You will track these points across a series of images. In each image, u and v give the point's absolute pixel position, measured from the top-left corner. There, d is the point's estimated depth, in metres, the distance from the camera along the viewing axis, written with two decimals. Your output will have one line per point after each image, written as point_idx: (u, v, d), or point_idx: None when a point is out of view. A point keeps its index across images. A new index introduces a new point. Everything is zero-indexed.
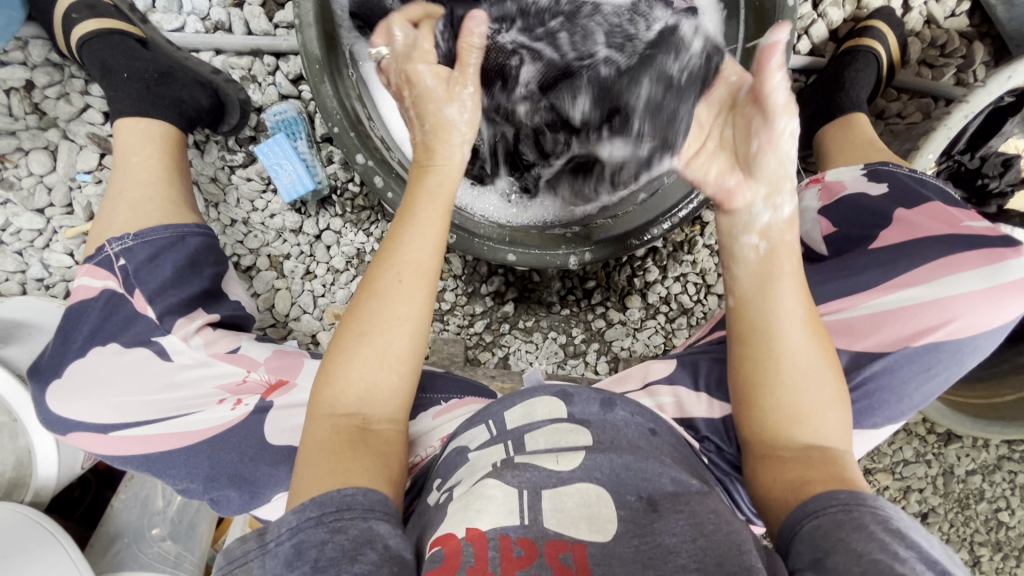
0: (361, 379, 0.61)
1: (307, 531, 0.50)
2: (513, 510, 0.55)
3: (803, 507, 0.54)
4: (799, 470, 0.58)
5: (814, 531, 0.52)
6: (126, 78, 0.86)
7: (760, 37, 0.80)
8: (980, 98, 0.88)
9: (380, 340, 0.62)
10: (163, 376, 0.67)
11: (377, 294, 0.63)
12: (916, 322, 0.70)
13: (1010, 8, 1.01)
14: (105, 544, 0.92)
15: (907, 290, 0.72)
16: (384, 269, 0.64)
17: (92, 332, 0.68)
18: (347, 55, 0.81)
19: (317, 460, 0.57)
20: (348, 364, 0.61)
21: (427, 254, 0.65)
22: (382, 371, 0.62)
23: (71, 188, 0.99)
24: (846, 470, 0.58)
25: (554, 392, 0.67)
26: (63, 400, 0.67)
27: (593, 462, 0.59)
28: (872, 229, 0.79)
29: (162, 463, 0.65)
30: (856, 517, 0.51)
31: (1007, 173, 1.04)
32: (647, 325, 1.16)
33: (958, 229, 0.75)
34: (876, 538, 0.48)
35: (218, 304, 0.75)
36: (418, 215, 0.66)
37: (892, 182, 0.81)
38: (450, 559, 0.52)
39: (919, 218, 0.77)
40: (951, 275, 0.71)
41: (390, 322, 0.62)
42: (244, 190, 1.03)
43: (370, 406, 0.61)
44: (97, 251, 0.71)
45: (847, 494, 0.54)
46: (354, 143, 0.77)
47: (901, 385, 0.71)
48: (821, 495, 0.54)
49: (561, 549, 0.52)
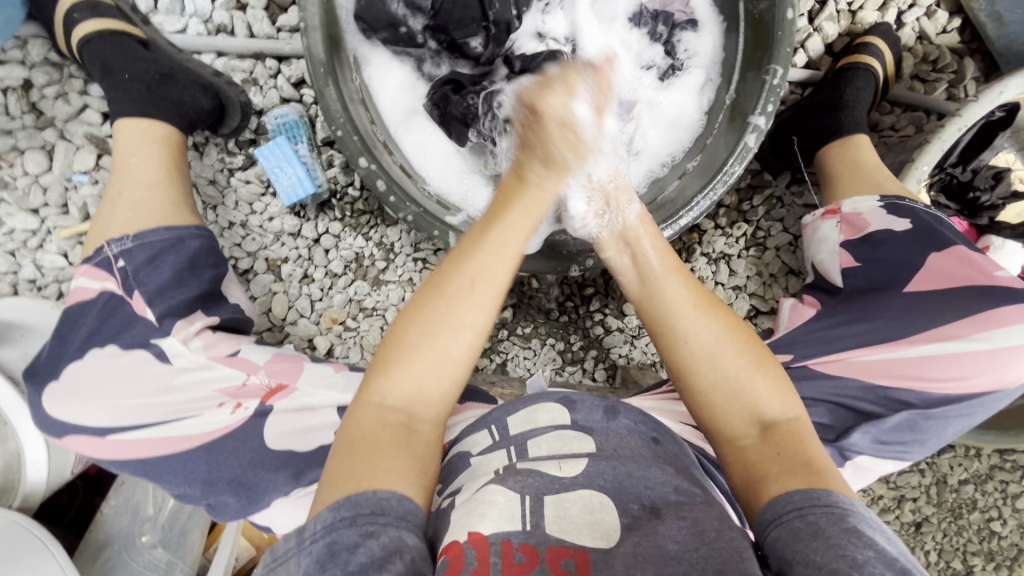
0: (413, 378, 0.61)
1: (342, 531, 0.50)
2: (514, 516, 0.55)
3: (765, 514, 0.54)
4: (759, 455, 0.58)
5: (775, 542, 0.51)
6: (127, 79, 0.86)
7: (759, 50, 0.81)
8: (973, 112, 0.90)
9: (441, 349, 0.61)
10: (161, 379, 0.66)
11: (448, 298, 0.62)
12: (958, 373, 0.68)
13: (999, 25, 1.04)
14: (94, 551, 0.90)
15: (944, 341, 0.70)
16: (459, 272, 0.64)
17: (90, 335, 0.67)
18: (351, 59, 0.82)
19: (351, 453, 0.56)
20: (401, 368, 0.61)
21: (505, 266, 0.65)
22: (437, 375, 0.61)
23: (68, 188, 0.98)
24: (807, 451, 0.57)
25: (556, 399, 0.68)
26: (59, 403, 0.66)
27: (596, 469, 0.60)
28: (903, 272, 0.76)
29: (158, 467, 0.64)
30: (811, 521, 0.50)
31: (999, 186, 1.04)
32: (646, 332, 1.16)
33: (993, 280, 0.71)
34: (833, 545, 0.48)
35: (217, 307, 0.74)
36: (506, 221, 0.66)
37: (916, 220, 0.77)
38: (453, 562, 0.51)
39: (952, 262, 0.74)
40: (996, 328, 0.68)
41: (451, 326, 0.62)
42: (242, 193, 1.02)
43: (418, 406, 0.61)
44: (96, 252, 0.70)
45: (802, 494, 0.53)
46: (357, 146, 0.77)
47: (938, 426, 0.71)
48: (777, 496, 0.54)
49: (563, 555, 0.52)
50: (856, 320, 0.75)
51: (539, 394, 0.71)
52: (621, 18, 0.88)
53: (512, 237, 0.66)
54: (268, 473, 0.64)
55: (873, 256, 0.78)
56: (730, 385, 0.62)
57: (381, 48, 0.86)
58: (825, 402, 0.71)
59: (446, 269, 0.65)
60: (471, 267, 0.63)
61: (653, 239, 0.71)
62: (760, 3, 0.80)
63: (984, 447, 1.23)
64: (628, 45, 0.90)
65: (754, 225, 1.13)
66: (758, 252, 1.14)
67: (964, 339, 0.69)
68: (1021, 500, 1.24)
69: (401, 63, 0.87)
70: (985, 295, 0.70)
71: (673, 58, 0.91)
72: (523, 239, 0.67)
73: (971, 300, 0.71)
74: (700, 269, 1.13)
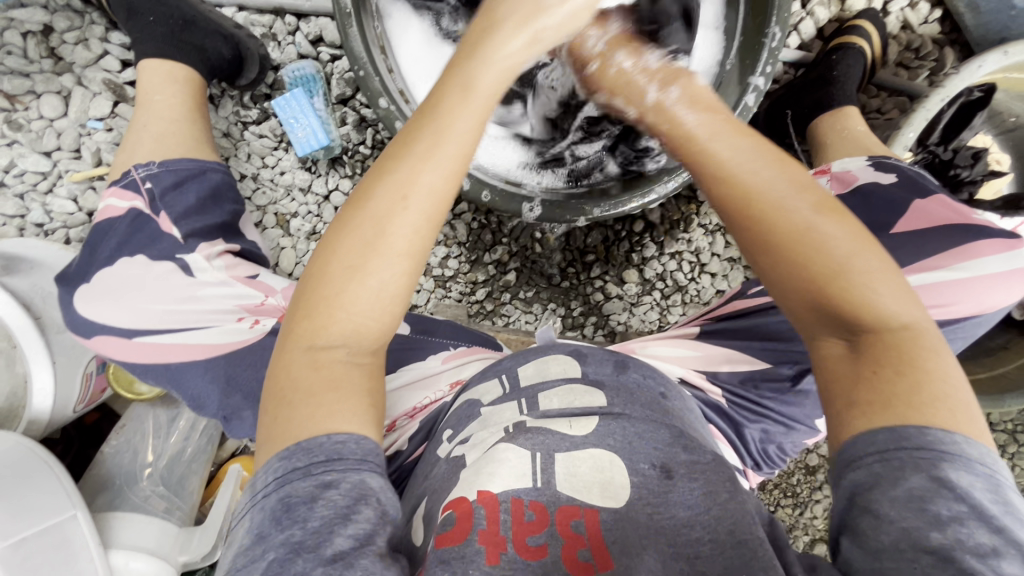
0: (350, 312, 0.53)
1: (295, 484, 0.48)
2: (525, 473, 0.55)
3: (864, 442, 0.48)
4: (885, 385, 0.48)
5: (877, 467, 0.47)
6: (151, 22, 0.88)
7: (757, 14, 0.86)
8: (953, 84, 0.96)
9: (370, 277, 0.53)
10: (184, 290, 0.67)
11: (375, 217, 0.53)
12: (942, 300, 0.72)
13: (976, 14, 1.11)
14: (96, 487, 0.90)
15: (927, 272, 0.74)
16: (388, 184, 0.53)
17: (118, 245, 0.68)
18: (375, 8, 0.84)
19: (296, 396, 0.52)
20: (335, 297, 0.53)
21: (440, 181, 0.54)
22: (374, 309, 0.54)
23: (81, 134, 0.99)
24: (908, 378, 0.48)
25: (567, 352, 0.70)
26: (90, 303, 0.67)
27: (606, 429, 0.60)
28: (891, 215, 0.80)
29: (182, 371, 0.66)
30: (893, 467, 0.46)
31: (977, 165, 1.11)
32: (644, 300, 1.20)
33: (972, 221, 0.77)
34: (915, 499, 0.44)
35: (238, 237, 0.76)
36: (438, 130, 0.54)
37: (900, 173, 0.83)
38: (460, 522, 0.52)
39: (934, 206, 0.79)
40: (972, 259, 0.73)
41: (384, 256, 0.53)
42: (255, 146, 1.04)
43: (354, 342, 0.54)
44: (123, 175, 0.72)
45: (915, 429, 0.46)
46: (378, 88, 0.80)
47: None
48: (889, 429, 0.47)
49: (573, 516, 0.54)
50: None
51: (551, 347, 0.73)
52: None
53: (450, 144, 0.54)
54: None
55: (862, 207, 0.83)
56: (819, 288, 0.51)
57: (401, 3, 0.90)
58: None
59: (371, 187, 0.54)
60: (401, 175, 0.53)
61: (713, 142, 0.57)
62: None
63: None
64: None
65: None
66: None
67: (948, 268, 0.73)
68: None
69: (420, 18, 0.91)
70: (963, 241, 0.75)
71: None
72: (470, 144, 0.55)
73: (954, 246, 0.75)
74: (698, 241, 1.18)
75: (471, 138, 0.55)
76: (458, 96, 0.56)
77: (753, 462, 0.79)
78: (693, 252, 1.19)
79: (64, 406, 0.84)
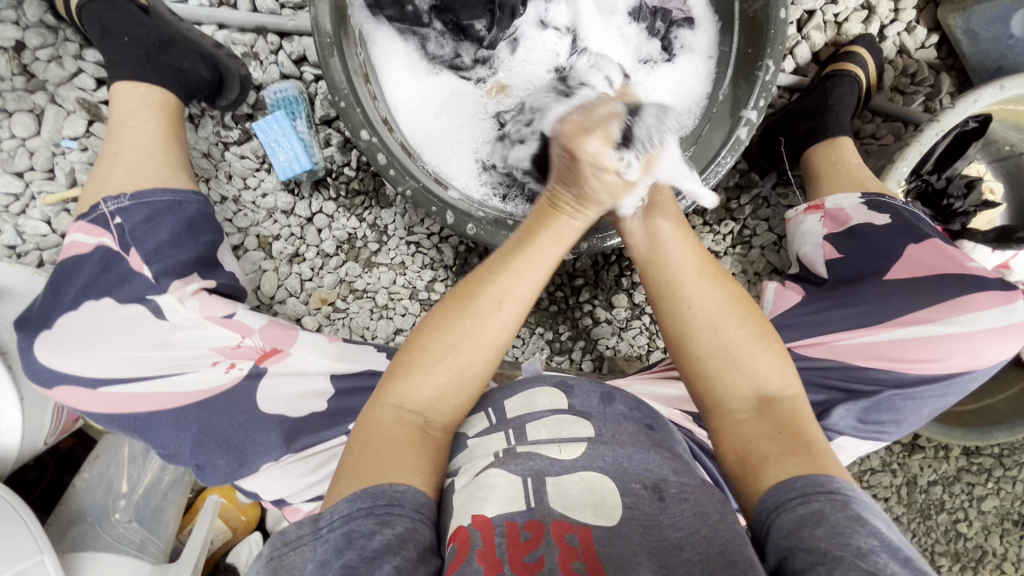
0: (434, 382, 0.59)
1: (359, 520, 0.48)
2: (518, 497, 0.53)
3: (766, 499, 0.52)
4: (777, 446, 0.56)
5: (785, 524, 0.50)
6: (126, 43, 0.85)
7: (751, 47, 0.84)
8: (949, 119, 0.95)
9: (462, 357, 0.60)
10: (156, 334, 0.66)
11: (472, 312, 0.61)
12: (933, 356, 0.73)
13: (973, 42, 1.09)
14: (65, 524, 0.88)
15: (920, 325, 0.74)
16: (485, 287, 0.62)
17: (87, 285, 0.66)
18: (356, 34, 0.81)
19: (372, 447, 0.55)
20: (426, 371, 0.59)
21: (530, 288, 0.63)
22: (455, 384, 0.60)
23: (55, 154, 0.96)
24: (803, 432, 0.57)
25: (554, 384, 0.65)
26: (54, 351, 0.66)
27: (596, 451, 0.57)
28: (883, 261, 0.80)
29: (150, 423, 0.64)
30: (815, 508, 0.49)
31: (971, 194, 1.08)
32: (633, 324, 1.17)
33: (968, 270, 0.76)
34: (838, 533, 0.47)
35: (214, 271, 0.73)
36: (536, 244, 0.65)
37: (892, 214, 0.81)
38: (458, 545, 0.49)
39: (930, 254, 0.78)
40: (968, 313, 0.73)
41: (477, 344, 0.60)
42: (236, 167, 1.01)
43: (434, 412, 0.59)
44: (92, 209, 0.69)
45: (803, 480, 0.52)
46: (360, 119, 0.77)
47: (915, 408, 0.75)
48: (778, 485, 0.52)
49: (567, 530, 0.51)
50: (839, 306, 0.78)
51: (537, 378, 0.69)
52: (621, 12, 0.90)
53: (542, 260, 0.65)
54: (260, 434, 0.65)
55: (853, 249, 0.82)
56: (729, 356, 0.61)
57: (386, 26, 0.85)
58: (811, 385, 0.75)
59: (470, 283, 0.63)
60: (498, 283, 0.62)
61: (665, 218, 0.70)
62: (755, 3, 0.83)
63: (953, 449, 1.26)
64: (627, 38, 0.91)
65: (740, 223, 1.16)
66: (743, 250, 1.17)
67: (940, 321, 0.73)
68: (986, 503, 1.27)
69: (405, 41, 0.87)
70: (958, 291, 0.74)
71: (669, 53, 0.92)
72: (555, 258, 0.66)
73: (945, 290, 0.75)
74: None
75: (554, 257, 0.66)
76: (546, 224, 0.67)
77: None
78: None
79: (33, 442, 0.82)
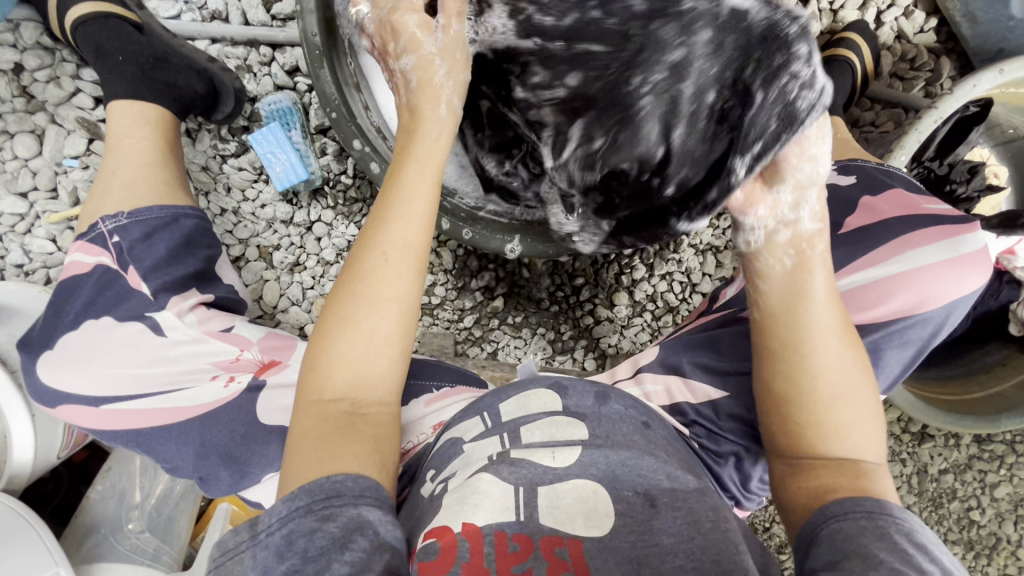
0: (347, 359, 0.58)
1: (298, 520, 0.49)
2: (509, 507, 0.53)
3: (828, 510, 0.55)
4: (833, 476, 0.58)
5: (836, 533, 0.52)
6: (120, 61, 0.86)
7: None
8: (948, 105, 0.93)
9: (363, 323, 0.59)
10: (156, 351, 0.67)
11: (364, 276, 0.59)
12: (886, 295, 0.73)
13: (973, 24, 1.06)
14: (80, 537, 0.90)
15: (871, 270, 0.75)
16: (371, 248, 0.60)
17: (86, 305, 0.68)
18: (349, 44, 0.79)
19: (305, 445, 0.55)
20: (336, 347, 0.59)
21: (415, 231, 0.61)
22: (370, 355, 0.59)
23: (57, 173, 0.98)
24: (879, 484, 0.58)
25: (549, 385, 0.65)
26: (57, 372, 0.68)
27: (590, 459, 0.57)
28: (841, 214, 0.82)
29: (154, 437, 0.66)
30: (880, 524, 0.51)
31: (974, 179, 1.06)
32: (635, 322, 1.17)
33: (918, 212, 0.79)
34: (899, 549, 0.48)
35: (212, 285, 0.74)
36: (404, 189, 0.62)
37: (862, 173, 0.85)
38: (446, 553, 0.50)
39: (883, 203, 0.80)
40: (908, 251, 0.75)
41: (378, 309, 0.59)
42: (235, 179, 1.02)
43: (360, 390, 0.58)
44: (91, 228, 0.70)
45: (871, 502, 0.54)
46: (353, 130, 0.79)
47: (876, 358, 0.73)
48: (844, 500, 0.55)
49: (557, 544, 0.51)
50: None
51: (532, 379, 0.68)
52: None
53: (415, 196, 0.62)
54: (261, 445, 0.66)
55: None
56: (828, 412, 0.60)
57: None
58: None
59: (358, 252, 0.61)
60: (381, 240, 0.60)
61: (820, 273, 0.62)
62: None
63: (964, 437, 1.24)
64: None
65: None
66: None
67: (885, 262, 0.75)
68: (998, 489, 1.25)
69: None
70: (903, 232, 0.77)
71: None
72: (432, 196, 0.63)
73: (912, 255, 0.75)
74: (688, 261, 1.16)
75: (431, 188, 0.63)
76: (413, 165, 0.63)
77: (736, 500, 0.74)
78: (684, 272, 1.17)
79: (47, 458, 0.85)
